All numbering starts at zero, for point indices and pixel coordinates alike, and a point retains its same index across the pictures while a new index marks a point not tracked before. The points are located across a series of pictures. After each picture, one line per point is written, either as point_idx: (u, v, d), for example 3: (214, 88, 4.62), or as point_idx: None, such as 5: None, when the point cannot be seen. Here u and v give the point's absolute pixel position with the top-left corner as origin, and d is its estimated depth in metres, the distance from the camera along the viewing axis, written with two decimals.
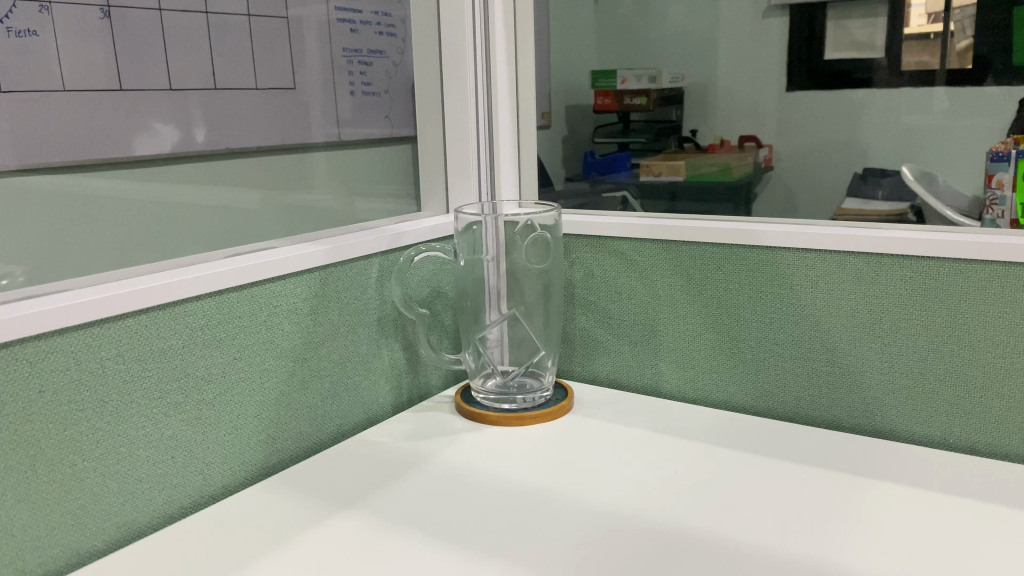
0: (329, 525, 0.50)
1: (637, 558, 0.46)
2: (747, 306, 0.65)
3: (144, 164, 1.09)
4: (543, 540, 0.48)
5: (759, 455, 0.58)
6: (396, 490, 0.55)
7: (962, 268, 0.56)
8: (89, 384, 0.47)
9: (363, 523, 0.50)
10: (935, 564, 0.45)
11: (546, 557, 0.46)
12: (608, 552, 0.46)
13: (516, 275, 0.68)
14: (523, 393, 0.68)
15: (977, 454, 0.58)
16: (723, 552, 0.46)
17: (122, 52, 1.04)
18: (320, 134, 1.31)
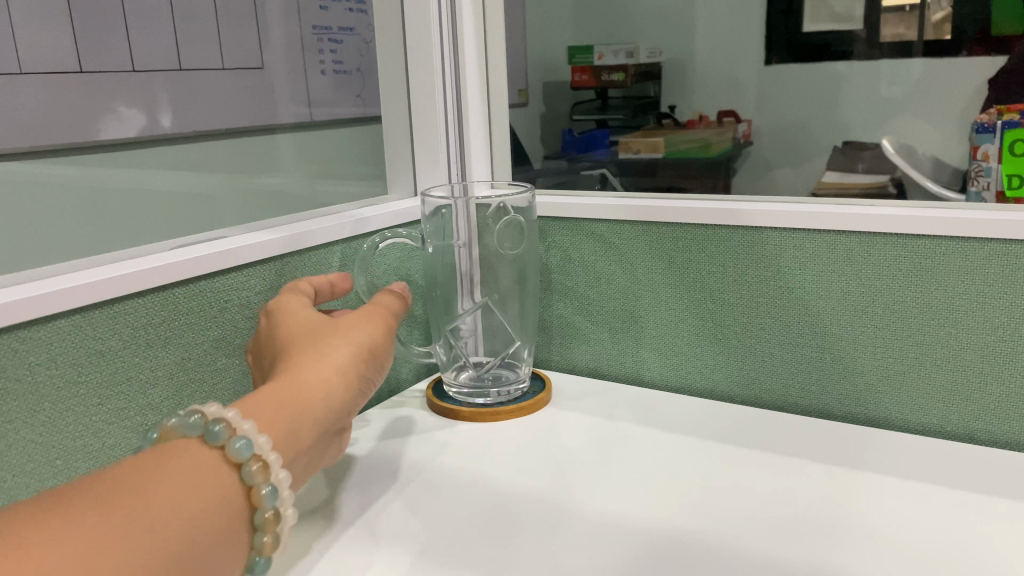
0: (291, 536, 0.47)
1: (620, 566, 0.42)
2: (732, 290, 0.62)
3: (101, 150, 1.04)
4: (518, 549, 0.44)
5: (746, 448, 0.55)
6: (363, 497, 0.51)
7: (960, 247, 0.53)
8: (18, 393, 0.42)
9: (327, 537, 0.47)
10: (937, 565, 0.42)
11: (522, 566, 0.42)
12: (596, 557, 0.43)
13: (488, 258, 0.64)
14: (499, 385, 0.64)
15: (975, 443, 0.55)
16: (712, 557, 0.43)
17: (82, 31, 0.97)
18: (288, 115, 1.26)
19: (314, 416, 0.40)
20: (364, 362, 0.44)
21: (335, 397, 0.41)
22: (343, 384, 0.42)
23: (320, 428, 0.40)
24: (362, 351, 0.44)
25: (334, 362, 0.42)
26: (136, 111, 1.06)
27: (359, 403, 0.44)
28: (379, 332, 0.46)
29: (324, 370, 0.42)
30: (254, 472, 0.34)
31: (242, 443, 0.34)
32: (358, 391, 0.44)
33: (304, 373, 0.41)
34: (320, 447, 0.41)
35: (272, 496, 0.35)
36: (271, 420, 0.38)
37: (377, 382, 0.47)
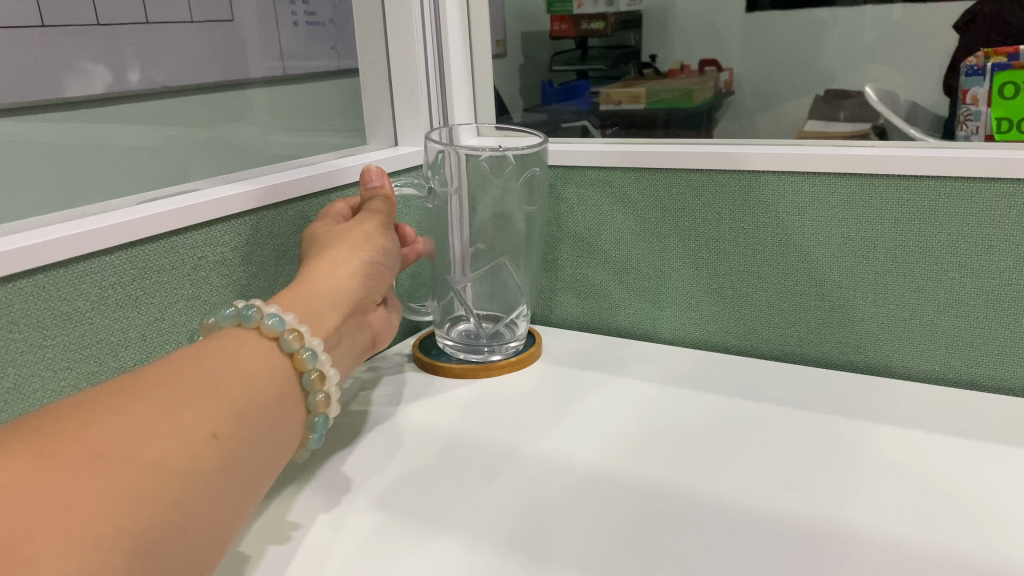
0: (276, 496, 0.45)
1: (625, 525, 0.40)
2: (727, 237, 0.60)
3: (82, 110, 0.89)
4: (518, 508, 0.42)
5: (746, 399, 0.54)
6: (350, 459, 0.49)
7: (967, 188, 0.51)
8: None
9: (314, 498, 0.45)
10: (956, 517, 0.40)
11: (522, 527, 0.41)
12: (599, 513, 0.41)
13: (497, 211, 0.62)
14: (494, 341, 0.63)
15: (977, 389, 0.54)
16: (721, 515, 0.41)
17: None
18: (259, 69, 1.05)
19: (337, 299, 0.46)
20: (376, 243, 0.51)
21: (353, 283, 0.48)
22: (358, 272, 0.48)
23: (347, 308, 0.47)
24: (370, 243, 0.51)
25: (358, 255, 0.49)
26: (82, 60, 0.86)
27: (373, 289, 0.50)
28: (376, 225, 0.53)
29: (350, 263, 0.48)
30: (292, 340, 0.40)
31: (275, 318, 0.40)
32: (375, 275, 0.50)
33: (344, 261, 0.48)
34: (350, 332, 0.48)
35: (312, 360, 0.40)
36: (310, 300, 0.44)
37: (386, 273, 0.52)
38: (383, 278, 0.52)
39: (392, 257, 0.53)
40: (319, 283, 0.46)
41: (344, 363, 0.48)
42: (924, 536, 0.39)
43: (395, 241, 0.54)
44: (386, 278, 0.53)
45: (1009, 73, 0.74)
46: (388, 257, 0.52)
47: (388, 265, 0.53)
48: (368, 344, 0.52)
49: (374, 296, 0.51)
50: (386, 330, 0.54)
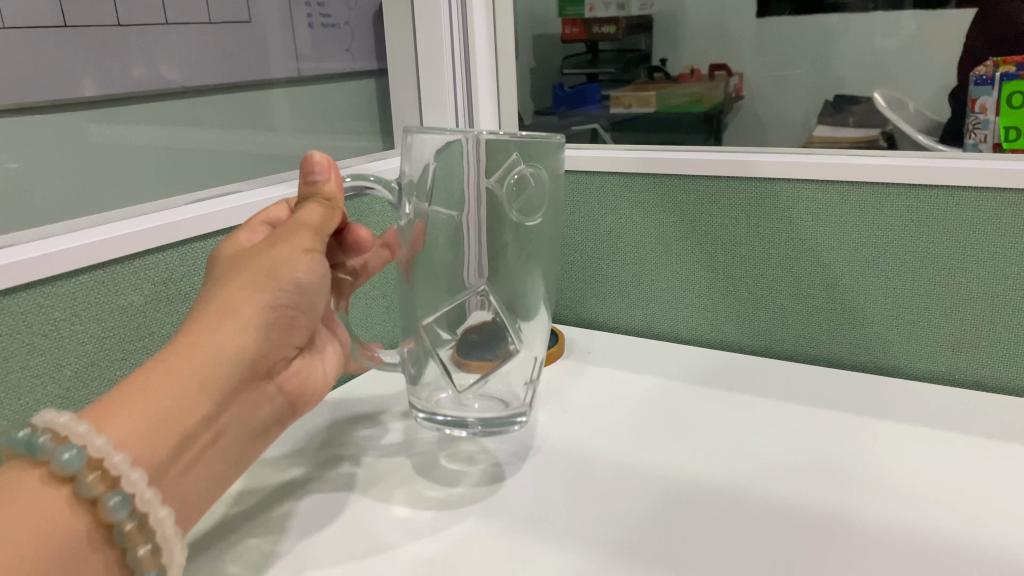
0: (321, 483, 0.49)
1: (649, 510, 0.43)
2: (743, 242, 0.63)
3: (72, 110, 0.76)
4: (547, 495, 0.45)
5: (759, 397, 0.57)
6: (387, 452, 0.52)
7: (974, 197, 0.53)
8: (44, 347, 0.42)
9: (355, 489, 0.48)
10: (963, 508, 0.43)
11: (553, 512, 0.44)
12: (626, 501, 0.44)
13: (495, 224, 0.48)
14: (487, 410, 0.48)
15: (981, 389, 0.57)
16: (743, 503, 0.44)
17: None
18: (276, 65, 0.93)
19: (204, 387, 0.37)
20: (274, 292, 0.40)
21: (227, 362, 0.38)
22: (236, 344, 0.39)
23: (220, 392, 0.38)
24: (267, 288, 0.40)
25: (241, 318, 0.39)
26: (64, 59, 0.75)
27: (271, 348, 0.41)
28: (284, 258, 0.41)
29: (227, 334, 0.39)
30: (91, 483, 0.33)
31: (71, 453, 0.33)
32: (270, 336, 0.41)
33: (218, 335, 0.38)
34: (238, 412, 0.40)
35: (123, 500, 0.33)
36: (159, 397, 0.36)
37: (301, 318, 0.43)
38: (294, 326, 0.43)
39: (312, 291, 0.42)
40: (190, 352, 0.37)
41: (234, 446, 0.41)
42: (934, 524, 0.41)
43: (318, 272, 0.42)
44: (301, 322, 0.43)
45: (1017, 83, 0.76)
46: (298, 302, 0.42)
47: (300, 311, 0.42)
48: (280, 409, 0.44)
49: (279, 352, 0.42)
50: (312, 385, 0.46)
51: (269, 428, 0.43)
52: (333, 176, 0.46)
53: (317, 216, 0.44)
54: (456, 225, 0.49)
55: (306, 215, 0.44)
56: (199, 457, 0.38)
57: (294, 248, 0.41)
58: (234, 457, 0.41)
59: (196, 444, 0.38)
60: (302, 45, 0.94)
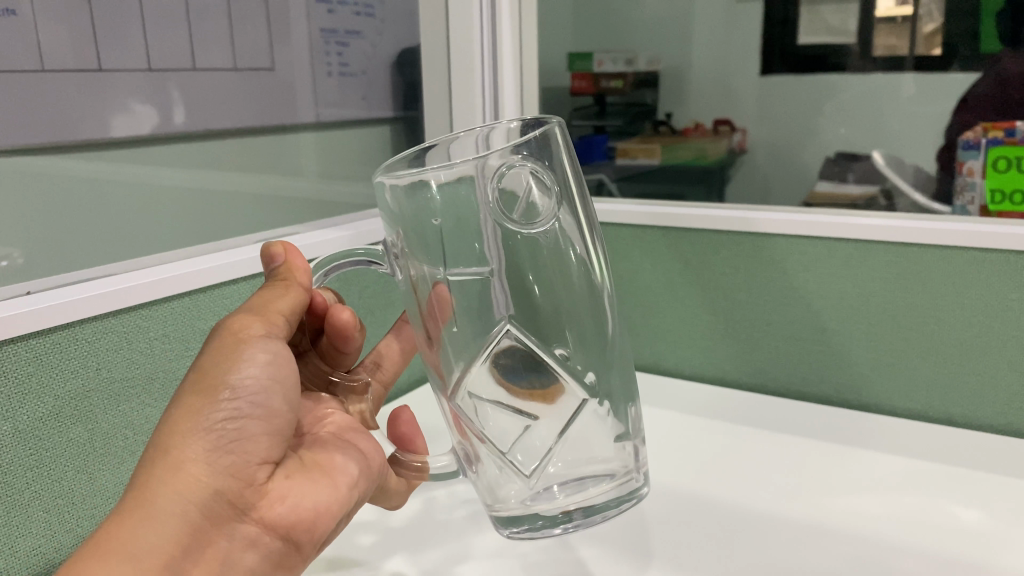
0: (398, 507, 0.59)
1: (673, 524, 0.53)
2: (742, 290, 0.72)
3: (128, 151, 0.63)
4: None
5: (758, 431, 0.66)
6: (446, 483, 0.62)
7: (945, 255, 0.62)
8: (140, 363, 0.51)
9: (409, 517, 0.57)
10: (940, 528, 0.51)
11: (598, 528, 0.53)
12: (657, 519, 0.54)
13: (536, 315, 0.47)
14: (582, 489, 0.46)
15: (952, 425, 0.66)
16: (753, 521, 0.53)
17: (155, 18, 0.64)
18: (306, 108, 0.79)
19: (134, 556, 0.36)
20: (202, 413, 0.39)
21: (158, 523, 0.37)
22: (166, 497, 0.38)
23: (161, 554, 0.37)
24: (194, 420, 0.39)
25: (167, 462, 0.38)
26: (100, 104, 0.60)
27: (222, 477, 0.39)
28: (209, 366, 0.41)
29: (153, 486, 0.38)
30: None
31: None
32: (215, 464, 0.39)
33: (144, 490, 0.37)
34: (203, 564, 0.39)
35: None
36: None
37: (254, 428, 0.41)
38: (253, 440, 0.41)
39: (254, 390, 0.41)
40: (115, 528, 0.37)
41: None
42: (920, 541, 0.50)
43: (252, 366, 0.41)
44: (255, 433, 0.41)
45: (1001, 148, 0.84)
46: (237, 412, 0.40)
47: (247, 422, 0.41)
48: (273, 547, 0.42)
49: (242, 478, 0.40)
50: (311, 511, 0.43)
51: (266, 570, 0.41)
52: (295, 257, 0.47)
53: (258, 303, 0.44)
54: (484, 288, 0.47)
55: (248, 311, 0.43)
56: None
57: (228, 350, 0.41)
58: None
59: None
60: (324, 94, 0.81)
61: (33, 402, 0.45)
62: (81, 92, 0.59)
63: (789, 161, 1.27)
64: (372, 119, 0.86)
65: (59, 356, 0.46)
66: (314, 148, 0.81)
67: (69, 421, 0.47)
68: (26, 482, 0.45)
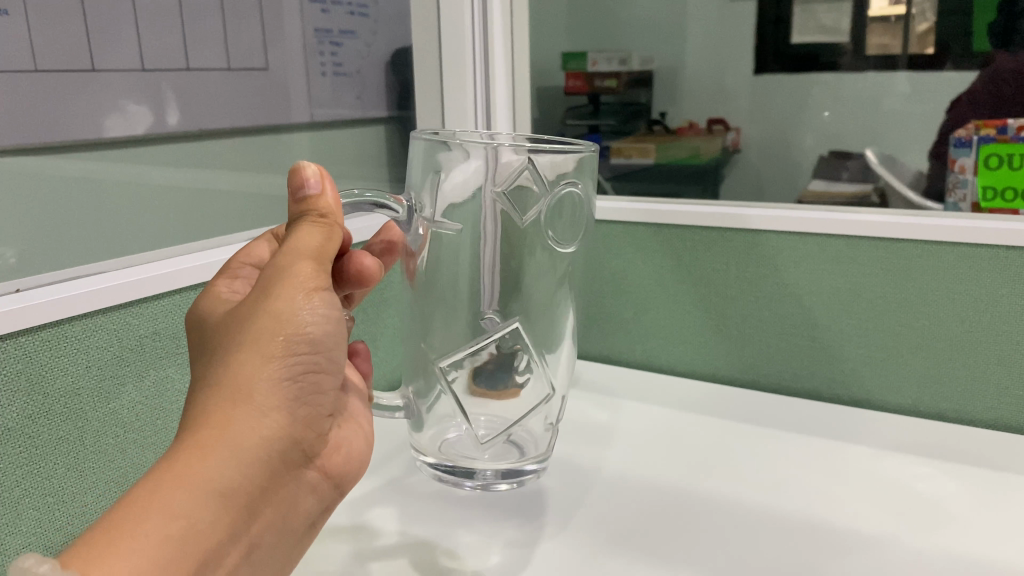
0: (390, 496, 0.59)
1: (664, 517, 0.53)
2: (733, 286, 0.72)
3: (120, 149, 0.63)
4: (581, 503, 0.55)
5: (749, 425, 0.66)
6: None
7: (935, 250, 0.63)
8: (130, 359, 0.51)
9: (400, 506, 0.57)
10: (930, 521, 0.52)
11: (592, 517, 0.53)
12: (649, 511, 0.54)
13: (516, 270, 0.57)
14: (499, 456, 0.55)
15: (944, 420, 0.66)
16: (746, 514, 0.53)
17: (148, 17, 0.64)
18: (299, 108, 0.79)
19: (217, 493, 0.37)
20: (283, 361, 0.40)
21: (245, 464, 0.38)
22: (251, 441, 0.38)
23: (238, 492, 0.38)
24: (281, 369, 0.40)
25: (250, 405, 0.38)
26: (90, 102, 0.60)
27: (297, 425, 0.41)
28: (284, 310, 0.40)
29: (236, 427, 0.38)
30: None
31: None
32: (290, 411, 0.40)
33: (226, 428, 0.38)
34: (270, 503, 0.40)
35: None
36: (167, 517, 0.35)
37: (324, 381, 0.42)
38: (320, 390, 0.42)
39: (327, 342, 0.42)
40: (203, 466, 0.37)
41: (275, 539, 0.41)
42: (913, 534, 0.50)
43: (330, 319, 0.42)
44: (324, 385, 0.42)
45: (993, 145, 0.84)
46: (315, 364, 0.41)
47: (319, 370, 0.42)
48: (325, 491, 0.44)
49: (311, 428, 0.42)
50: (355, 458, 0.46)
51: (317, 510, 0.44)
52: (327, 186, 0.44)
53: (317, 241, 0.43)
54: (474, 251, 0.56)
55: (309, 252, 0.42)
56: (230, 562, 0.38)
57: (302, 299, 0.41)
58: (276, 547, 0.42)
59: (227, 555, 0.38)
60: (318, 93, 0.81)
61: (22, 400, 0.44)
62: (71, 90, 0.59)
63: (783, 158, 1.27)
64: (368, 119, 0.86)
65: (48, 353, 0.46)
66: (307, 148, 0.81)
67: (58, 418, 0.47)
68: (16, 479, 0.45)
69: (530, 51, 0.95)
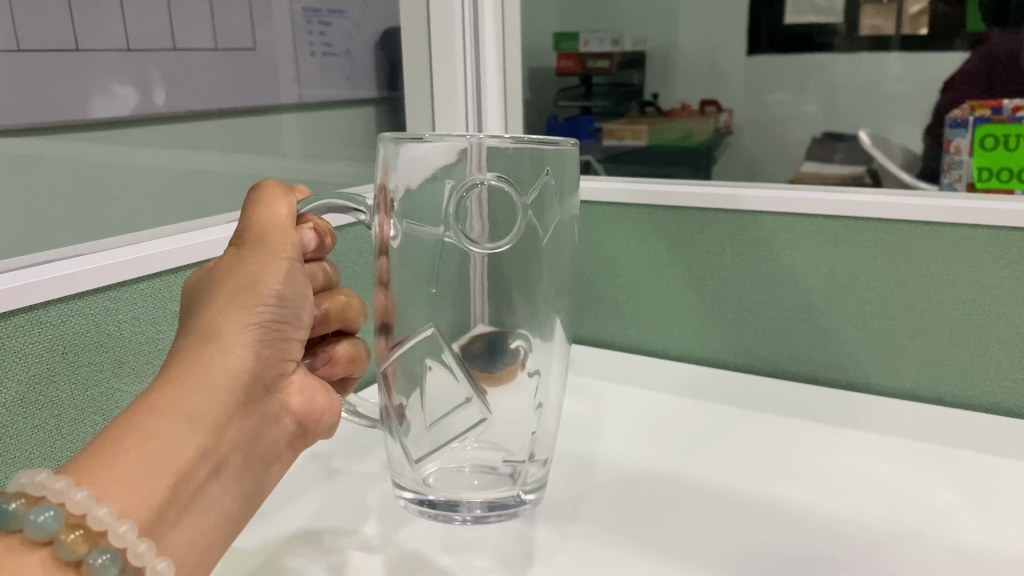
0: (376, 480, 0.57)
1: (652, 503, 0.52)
2: (729, 269, 0.71)
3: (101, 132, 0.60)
4: (564, 487, 0.54)
5: (744, 410, 0.65)
6: None
7: (936, 231, 0.62)
8: (109, 344, 0.49)
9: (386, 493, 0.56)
10: (928, 508, 0.51)
11: (580, 507, 0.52)
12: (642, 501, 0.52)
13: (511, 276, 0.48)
14: (485, 487, 0.49)
15: (943, 404, 0.65)
16: (740, 502, 0.52)
17: None
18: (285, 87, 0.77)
19: (190, 416, 0.38)
20: (247, 309, 0.42)
21: (217, 389, 0.40)
22: (220, 371, 0.40)
23: (211, 417, 0.39)
24: (249, 312, 0.42)
25: (217, 344, 0.40)
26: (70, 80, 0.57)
27: (261, 363, 0.42)
28: (254, 266, 0.43)
29: (206, 358, 0.40)
30: (70, 545, 0.34)
31: (47, 515, 0.33)
32: (255, 354, 0.42)
33: (195, 362, 0.39)
34: (241, 434, 0.41)
35: (112, 554, 0.34)
36: (145, 434, 0.36)
37: (289, 330, 0.44)
38: (283, 337, 0.44)
39: (294, 300, 0.44)
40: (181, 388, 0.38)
41: (245, 469, 0.42)
42: (909, 522, 0.49)
43: (297, 279, 0.44)
44: (288, 333, 0.44)
45: (988, 126, 0.82)
46: (281, 314, 0.43)
47: (285, 321, 0.44)
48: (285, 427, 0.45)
49: (272, 369, 0.44)
50: (321, 399, 0.48)
51: (280, 444, 0.45)
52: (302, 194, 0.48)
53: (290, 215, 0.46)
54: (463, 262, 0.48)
55: (281, 220, 0.45)
56: (209, 486, 0.39)
57: (271, 257, 0.43)
58: (248, 482, 0.42)
59: (205, 477, 0.39)
60: (306, 72, 0.79)
61: None
62: (53, 69, 0.56)
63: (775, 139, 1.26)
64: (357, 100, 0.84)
65: (22, 338, 0.44)
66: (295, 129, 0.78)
67: (33, 407, 0.45)
68: None
69: (522, 29, 0.93)
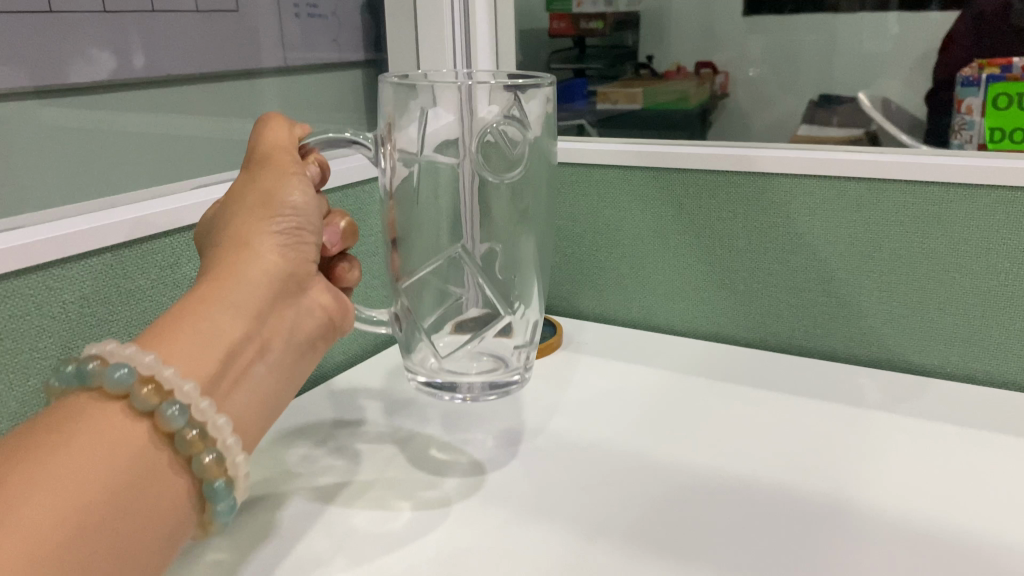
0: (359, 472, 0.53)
1: (659, 497, 0.47)
2: (740, 237, 0.66)
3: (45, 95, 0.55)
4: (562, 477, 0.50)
5: (757, 391, 0.60)
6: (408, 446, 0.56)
7: (968, 194, 0.56)
8: (53, 328, 0.44)
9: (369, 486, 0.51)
10: (962, 500, 0.46)
11: (581, 501, 0.47)
12: (647, 495, 0.48)
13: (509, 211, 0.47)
14: (484, 371, 0.48)
15: (973, 382, 0.60)
16: (753, 496, 0.47)
17: None
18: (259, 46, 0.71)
19: (234, 303, 0.40)
20: (272, 216, 0.42)
21: (258, 280, 0.41)
22: (258, 267, 0.41)
23: (254, 305, 0.40)
24: (277, 217, 0.42)
25: (251, 247, 0.41)
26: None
27: (298, 263, 0.43)
28: (273, 180, 0.43)
29: (244, 254, 0.41)
30: (146, 397, 0.35)
31: (121, 371, 0.35)
32: (287, 255, 0.42)
33: (232, 258, 0.41)
34: (283, 325, 0.42)
35: (180, 406, 0.35)
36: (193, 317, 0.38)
37: (313, 243, 0.44)
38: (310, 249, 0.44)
39: (314, 213, 0.44)
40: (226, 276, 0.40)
41: (287, 362, 0.43)
42: (941, 516, 0.45)
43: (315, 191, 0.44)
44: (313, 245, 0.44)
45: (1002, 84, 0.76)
46: (305, 225, 0.43)
47: (312, 233, 0.44)
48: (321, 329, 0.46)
49: (306, 275, 0.44)
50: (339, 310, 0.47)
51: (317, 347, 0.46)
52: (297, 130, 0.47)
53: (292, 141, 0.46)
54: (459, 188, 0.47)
55: (286, 142, 0.45)
56: (256, 369, 0.41)
57: (281, 174, 0.43)
58: (292, 376, 0.44)
59: (250, 361, 0.40)
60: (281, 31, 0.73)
61: None
62: None
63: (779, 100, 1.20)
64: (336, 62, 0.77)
65: None
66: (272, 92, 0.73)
67: None
68: None
69: None
